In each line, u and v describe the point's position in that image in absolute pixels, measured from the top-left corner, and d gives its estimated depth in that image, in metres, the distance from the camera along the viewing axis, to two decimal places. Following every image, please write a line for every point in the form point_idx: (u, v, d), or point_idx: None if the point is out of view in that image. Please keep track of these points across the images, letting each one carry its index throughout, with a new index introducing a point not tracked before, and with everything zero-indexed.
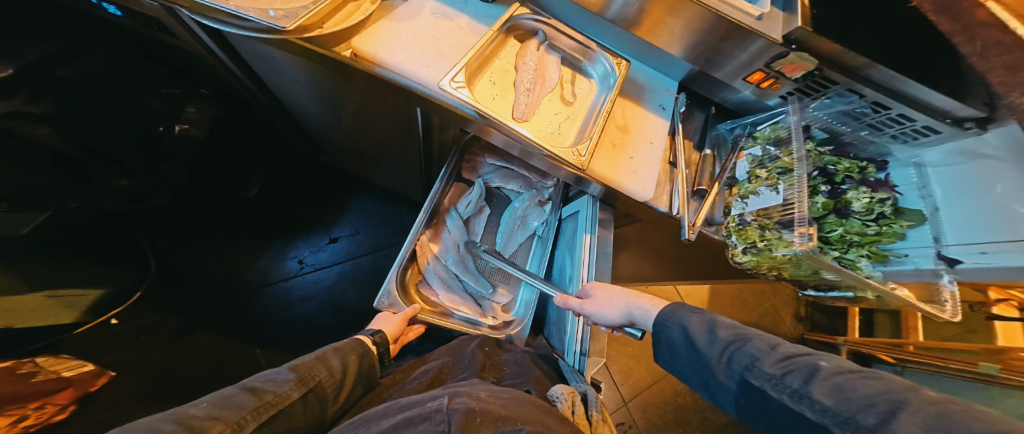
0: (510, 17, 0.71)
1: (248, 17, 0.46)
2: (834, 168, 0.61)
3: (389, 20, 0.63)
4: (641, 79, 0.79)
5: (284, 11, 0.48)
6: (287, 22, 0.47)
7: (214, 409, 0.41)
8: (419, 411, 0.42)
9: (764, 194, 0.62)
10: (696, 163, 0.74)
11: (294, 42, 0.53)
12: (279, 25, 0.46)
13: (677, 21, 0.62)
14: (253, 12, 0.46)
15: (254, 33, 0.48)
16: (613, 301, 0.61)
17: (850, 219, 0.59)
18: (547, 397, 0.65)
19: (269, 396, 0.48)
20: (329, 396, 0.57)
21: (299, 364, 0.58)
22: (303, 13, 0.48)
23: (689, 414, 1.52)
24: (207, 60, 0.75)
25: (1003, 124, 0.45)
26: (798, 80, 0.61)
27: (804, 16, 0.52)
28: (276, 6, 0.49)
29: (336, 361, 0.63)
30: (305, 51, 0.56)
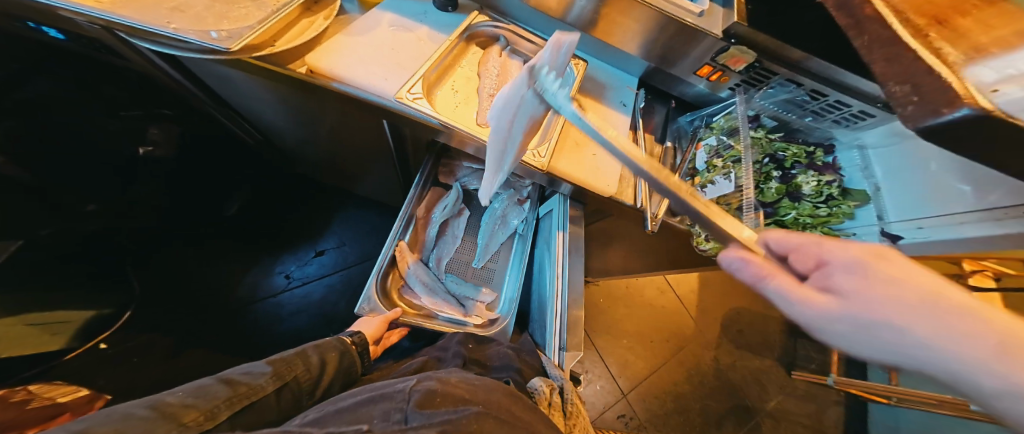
0: (468, 26, 0.73)
1: (189, 40, 0.48)
2: (783, 154, 0.63)
3: (345, 35, 0.65)
4: (602, 77, 0.81)
5: (227, 32, 0.50)
6: (230, 43, 0.49)
7: (188, 397, 0.44)
8: (385, 391, 0.44)
9: (719, 182, 0.64)
10: (659, 156, 0.77)
11: (248, 62, 0.55)
12: (221, 46, 0.48)
13: (629, 22, 0.65)
14: (194, 35, 0.48)
15: (197, 54, 0.49)
16: (873, 298, 0.28)
17: (802, 202, 0.62)
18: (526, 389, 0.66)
19: (243, 388, 0.50)
20: (304, 390, 0.59)
21: (276, 359, 0.60)
22: (247, 32, 0.51)
23: (684, 403, 1.53)
24: (161, 80, 0.78)
25: (886, 118, 0.55)
26: (743, 73, 0.63)
27: (741, 12, 0.55)
28: (223, 26, 0.52)
29: (315, 357, 0.65)
30: (259, 70, 0.58)
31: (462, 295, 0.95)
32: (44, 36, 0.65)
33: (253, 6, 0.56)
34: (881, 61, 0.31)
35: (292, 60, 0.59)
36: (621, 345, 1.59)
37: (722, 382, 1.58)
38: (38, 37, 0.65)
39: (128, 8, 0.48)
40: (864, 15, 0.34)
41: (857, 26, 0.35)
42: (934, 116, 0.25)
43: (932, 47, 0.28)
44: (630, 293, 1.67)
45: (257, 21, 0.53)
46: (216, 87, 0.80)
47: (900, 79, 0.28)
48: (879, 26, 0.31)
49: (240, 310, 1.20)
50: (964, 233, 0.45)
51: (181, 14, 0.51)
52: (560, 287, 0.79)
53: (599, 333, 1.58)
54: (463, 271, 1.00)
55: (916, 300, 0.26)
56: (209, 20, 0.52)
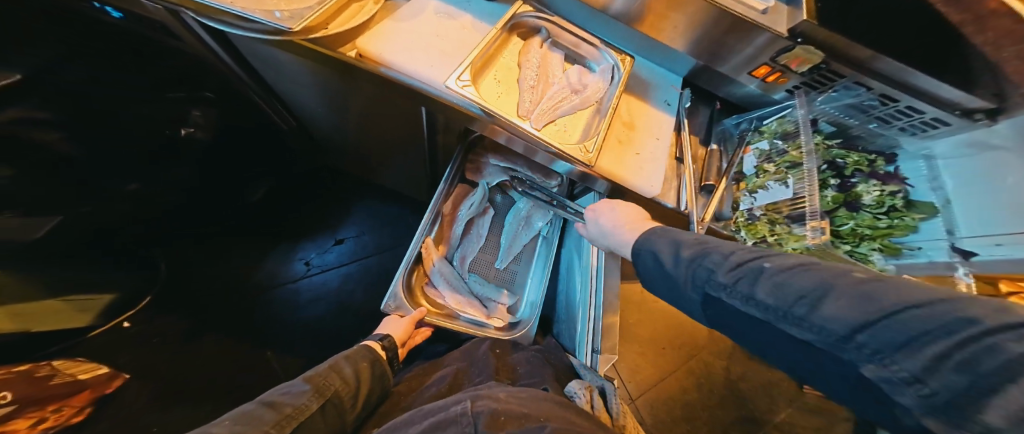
0: (513, 15, 0.70)
1: (254, 19, 0.46)
2: (842, 161, 0.60)
3: (391, 20, 0.63)
4: (646, 75, 0.79)
5: (290, 13, 0.49)
6: (293, 23, 0.47)
7: (236, 427, 0.45)
8: (444, 416, 0.44)
9: (773, 188, 0.62)
10: (703, 158, 0.74)
11: (301, 44, 0.53)
12: (285, 25, 0.47)
13: (681, 16, 0.62)
14: (258, 14, 0.46)
15: (259, 34, 0.48)
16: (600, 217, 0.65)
17: (861, 212, 0.58)
18: (564, 394, 0.65)
19: (288, 410, 0.51)
20: (346, 406, 0.58)
21: (313, 375, 0.59)
22: (309, 14, 0.49)
23: (696, 410, 1.51)
24: (211, 64, 0.73)
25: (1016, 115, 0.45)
26: (805, 74, 0.60)
27: (810, 9, 0.51)
28: (281, 6, 0.50)
29: (349, 370, 0.63)
30: (310, 53, 0.57)
31: (484, 296, 0.94)
32: (102, 15, 0.57)
33: None
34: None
35: (342, 43, 0.58)
36: (635, 348, 1.56)
37: (737, 391, 1.55)
38: (99, 17, 0.57)
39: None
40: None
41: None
42: None
43: None
44: (646, 297, 1.64)
45: (316, 2, 0.51)
46: (259, 72, 0.80)
47: None
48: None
49: (260, 297, 1.20)
50: None
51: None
52: (594, 289, 0.77)
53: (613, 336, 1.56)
54: (486, 272, 0.98)
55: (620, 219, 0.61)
56: None
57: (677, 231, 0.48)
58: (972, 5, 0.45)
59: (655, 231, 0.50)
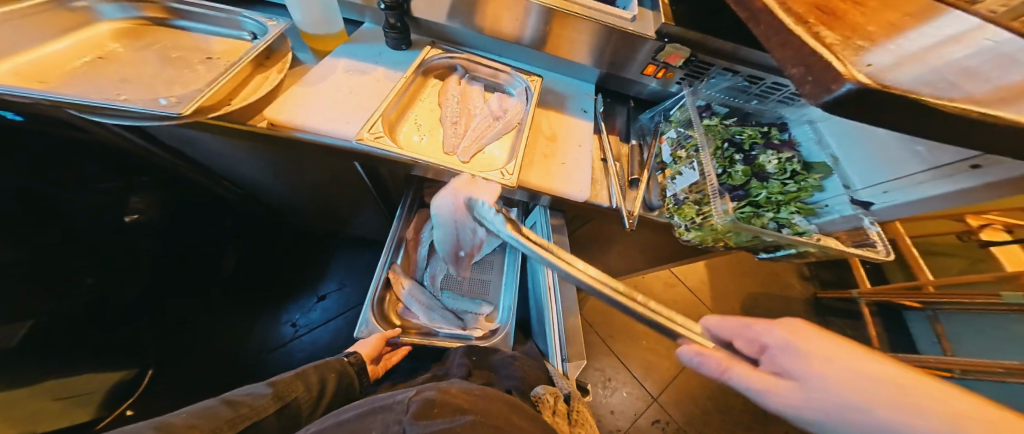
0: (422, 61, 0.77)
1: (137, 109, 0.54)
2: (740, 137, 0.64)
3: (301, 86, 0.70)
4: (561, 89, 0.84)
5: (177, 98, 0.56)
6: (181, 107, 0.55)
7: (191, 419, 0.50)
8: (385, 403, 0.48)
9: (686, 173, 0.65)
10: (626, 155, 0.77)
11: (205, 122, 0.61)
12: (173, 111, 0.54)
13: (578, 35, 0.72)
14: (142, 104, 0.54)
15: (148, 119, 0.55)
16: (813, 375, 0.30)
17: (770, 181, 0.60)
18: (530, 398, 0.65)
19: (244, 409, 0.57)
20: (304, 412, 0.65)
21: (279, 379, 0.66)
22: (198, 96, 0.57)
23: (724, 398, 1.44)
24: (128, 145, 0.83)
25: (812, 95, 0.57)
26: (684, 67, 0.68)
27: (667, 13, 0.62)
28: (176, 88, 0.69)
29: (314, 377, 0.70)
30: (220, 130, 0.64)
31: (461, 309, 0.96)
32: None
33: (201, 69, 0.73)
34: (777, 47, 0.34)
35: (252, 117, 0.65)
36: (640, 347, 1.50)
37: None
38: None
39: (80, 83, 0.64)
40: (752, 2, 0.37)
41: (755, 18, 0.37)
42: (829, 93, 0.28)
43: (813, 33, 0.31)
44: (639, 292, 1.63)
45: (206, 85, 0.59)
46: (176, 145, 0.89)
47: (794, 62, 0.31)
48: (768, 18, 0.35)
49: (253, 363, 1.22)
50: (925, 194, 0.46)
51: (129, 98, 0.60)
52: (553, 299, 0.79)
53: (614, 339, 1.51)
54: (459, 287, 1.01)
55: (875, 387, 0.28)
56: (160, 87, 0.68)
57: None
58: (747, 4, 0.38)
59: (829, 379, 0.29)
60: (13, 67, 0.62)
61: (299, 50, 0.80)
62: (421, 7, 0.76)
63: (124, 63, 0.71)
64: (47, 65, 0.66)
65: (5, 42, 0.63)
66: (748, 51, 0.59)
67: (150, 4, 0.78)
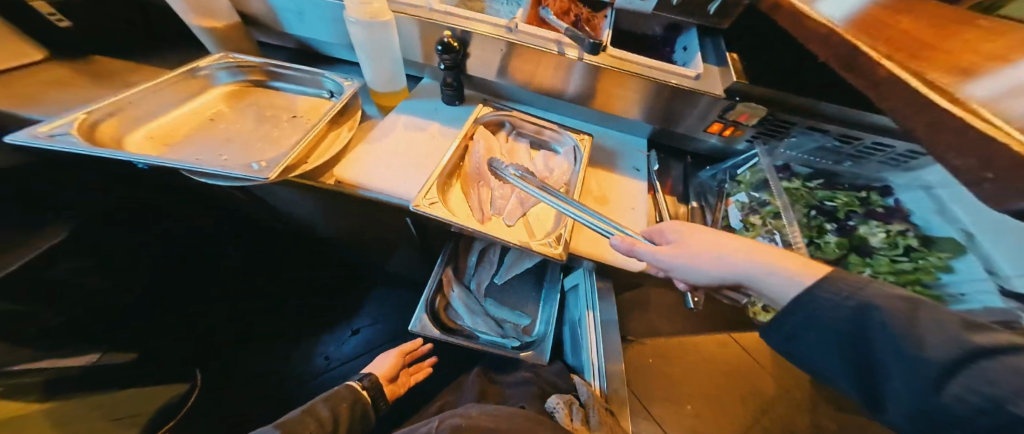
0: (476, 119, 0.78)
1: (234, 173, 0.58)
2: (831, 204, 0.57)
3: (366, 143, 0.74)
4: (610, 145, 0.81)
5: (266, 163, 0.60)
6: (269, 172, 0.58)
7: None
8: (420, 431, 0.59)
9: (763, 244, 0.57)
10: (685, 216, 0.68)
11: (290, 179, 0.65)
12: (262, 176, 0.57)
13: (629, 93, 0.69)
14: (239, 169, 0.58)
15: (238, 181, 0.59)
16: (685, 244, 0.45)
17: (875, 256, 0.51)
18: (545, 410, 0.69)
19: None
20: None
21: (285, 421, 0.63)
22: (283, 160, 0.60)
23: None
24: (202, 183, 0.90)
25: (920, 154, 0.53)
26: (756, 126, 0.62)
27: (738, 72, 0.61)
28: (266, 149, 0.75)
29: (326, 411, 0.68)
30: (300, 185, 0.69)
31: (503, 317, 0.93)
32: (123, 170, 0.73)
33: (287, 128, 0.80)
34: (922, 128, 0.28)
35: (324, 175, 0.69)
36: None
37: None
38: None
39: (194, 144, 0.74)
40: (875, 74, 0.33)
41: (883, 90, 0.32)
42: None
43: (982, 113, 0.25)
44: None
45: (291, 147, 0.63)
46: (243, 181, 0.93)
47: (960, 151, 0.24)
48: (907, 91, 0.29)
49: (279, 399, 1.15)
50: None
51: (228, 162, 0.67)
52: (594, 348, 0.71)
53: None
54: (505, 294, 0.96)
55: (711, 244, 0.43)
56: (256, 147, 0.75)
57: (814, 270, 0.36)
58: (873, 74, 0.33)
59: (977, 343, 0.25)
60: (149, 129, 0.75)
61: (367, 105, 0.87)
62: (477, 67, 0.79)
63: (227, 123, 0.81)
64: (176, 124, 0.78)
65: (149, 108, 0.76)
66: (838, 110, 0.53)
67: (254, 70, 0.88)
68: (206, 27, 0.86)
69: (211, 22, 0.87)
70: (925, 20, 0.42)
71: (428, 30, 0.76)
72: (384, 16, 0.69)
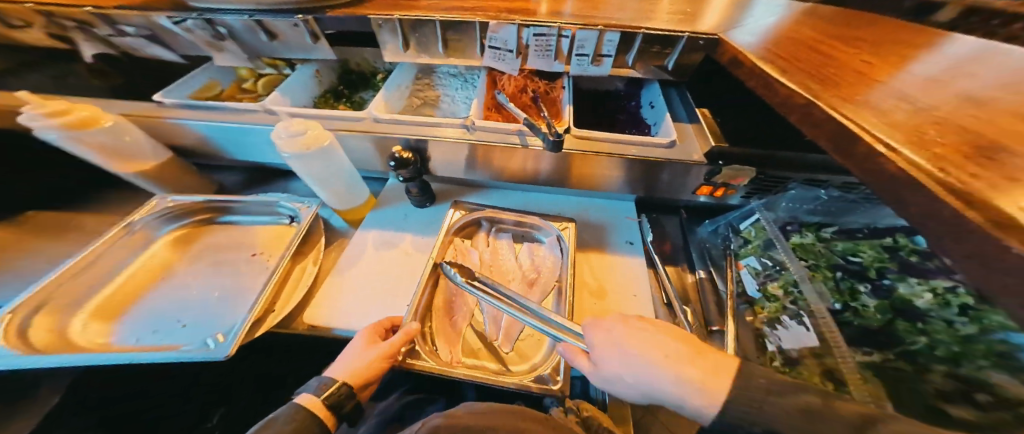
0: (452, 224, 0.74)
1: (192, 358, 0.51)
2: (858, 262, 0.53)
3: (336, 275, 0.69)
4: (599, 217, 0.81)
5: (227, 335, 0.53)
6: (230, 348, 0.51)
7: None
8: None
9: (791, 326, 0.53)
10: (695, 286, 0.67)
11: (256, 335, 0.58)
12: (222, 356, 0.50)
13: (606, 170, 0.72)
14: (197, 352, 0.51)
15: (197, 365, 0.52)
16: (603, 356, 0.40)
17: (928, 320, 0.44)
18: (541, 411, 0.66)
19: None
20: None
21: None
22: (243, 329, 0.53)
23: None
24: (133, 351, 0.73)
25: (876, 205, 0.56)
26: (748, 185, 0.65)
27: (714, 136, 0.64)
28: (229, 302, 0.68)
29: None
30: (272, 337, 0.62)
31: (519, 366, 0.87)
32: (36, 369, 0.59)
33: (245, 271, 0.73)
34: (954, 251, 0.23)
35: (293, 322, 0.62)
36: None
37: None
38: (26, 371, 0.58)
39: (143, 314, 0.66)
40: (889, 172, 0.27)
41: (888, 189, 0.28)
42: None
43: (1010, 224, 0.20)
44: None
45: (253, 304, 0.57)
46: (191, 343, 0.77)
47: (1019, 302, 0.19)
48: (919, 196, 0.25)
49: None
50: None
51: (195, 334, 0.61)
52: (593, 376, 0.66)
53: None
54: None
55: (630, 351, 0.38)
56: (216, 302, 0.68)
57: (715, 379, 0.34)
58: (872, 170, 0.29)
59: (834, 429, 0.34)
60: (87, 309, 0.64)
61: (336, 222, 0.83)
62: (441, 167, 0.81)
63: (181, 277, 0.72)
64: (123, 291, 0.68)
65: (91, 278, 0.67)
66: (808, 156, 0.57)
67: (199, 208, 0.81)
68: (134, 171, 0.77)
69: (137, 164, 0.78)
70: (886, 61, 0.45)
71: (385, 140, 0.77)
72: (322, 141, 0.66)
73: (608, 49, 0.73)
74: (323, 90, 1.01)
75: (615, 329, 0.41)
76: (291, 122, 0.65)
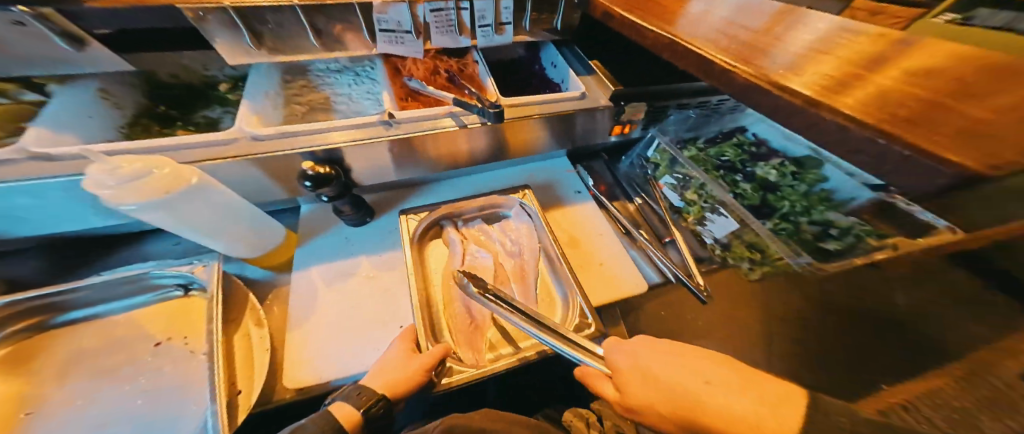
0: (414, 230, 0.69)
1: None
2: (731, 160, 0.81)
3: (295, 329, 0.58)
4: (543, 177, 0.87)
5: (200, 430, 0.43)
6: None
7: None
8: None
9: (717, 220, 0.74)
10: (636, 210, 0.81)
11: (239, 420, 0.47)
12: None
13: (535, 133, 0.76)
14: None
15: None
16: (633, 362, 0.41)
17: (781, 188, 0.75)
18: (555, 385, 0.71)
19: None
20: None
21: None
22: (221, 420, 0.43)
23: None
24: None
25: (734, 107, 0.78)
26: (643, 119, 0.79)
27: (610, 81, 0.75)
28: (170, 395, 0.51)
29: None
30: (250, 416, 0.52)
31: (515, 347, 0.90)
32: None
33: (153, 363, 0.54)
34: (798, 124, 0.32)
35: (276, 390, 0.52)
36: None
37: None
38: None
39: None
40: (740, 82, 0.35)
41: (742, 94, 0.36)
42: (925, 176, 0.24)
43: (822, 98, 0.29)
44: None
45: (210, 393, 0.45)
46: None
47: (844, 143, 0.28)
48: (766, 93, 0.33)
49: None
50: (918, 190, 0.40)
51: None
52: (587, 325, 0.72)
53: None
54: None
55: (663, 360, 0.39)
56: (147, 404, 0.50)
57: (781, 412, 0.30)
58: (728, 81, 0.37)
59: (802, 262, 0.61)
60: None
61: (247, 269, 0.67)
62: (366, 175, 0.71)
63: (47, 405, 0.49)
64: None
65: None
66: (686, 85, 0.71)
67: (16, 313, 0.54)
68: None
69: None
70: None
71: (286, 158, 0.63)
72: (186, 179, 0.49)
73: (506, 16, 0.74)
74: (133, 118, 0.74)
75: (647, 346, 0.43)
76: (117, 160, 0.44)
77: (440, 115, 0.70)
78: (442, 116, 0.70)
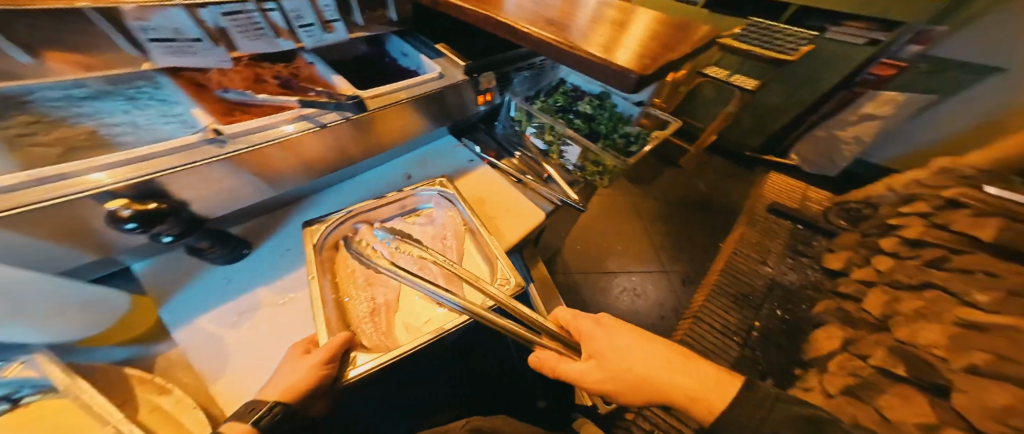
0: (314, 241, 0.68)
1: None
2: (561, 105, 1.03)
3: (209, 381, 0.54)
4: (434, 157, 0.94)
5: None
6: None
7: None
8: None
9: (568, 149, 0.93)
10: (519, 163, 0.98)
11: None
12: None
13: (410, 117, 0.80)
14: None
15: None
16: (602, 332, 0.51)
17: (596, 117, 1.01)
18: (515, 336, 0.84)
19: None
20: None
21: None
22: None
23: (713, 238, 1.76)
24: None
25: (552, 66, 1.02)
26: (495, 86, 0.93)
27: (456, 59, 0.84)
28: None
29: None
30: None
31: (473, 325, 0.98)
32: None
33: None
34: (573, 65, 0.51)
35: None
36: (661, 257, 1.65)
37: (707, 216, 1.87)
38: None
39: None
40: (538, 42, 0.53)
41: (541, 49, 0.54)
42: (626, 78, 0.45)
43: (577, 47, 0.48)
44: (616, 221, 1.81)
45: None
46: None
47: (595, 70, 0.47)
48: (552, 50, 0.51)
49: None
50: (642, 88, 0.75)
51: None
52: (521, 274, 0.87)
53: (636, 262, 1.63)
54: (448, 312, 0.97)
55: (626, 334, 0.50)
56: None
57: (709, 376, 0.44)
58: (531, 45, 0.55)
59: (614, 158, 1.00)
60: None
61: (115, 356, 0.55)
62: (210, 199, 0.59)
63: None
64: None
65: None
66: (511, 51, 0.89)
67: None
68: None
69: None
70: None
71: (74, 207, 0.45)
72: None
73: (330, 13, 0.64)
74: None
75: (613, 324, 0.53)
76: None
77: (288, 121, 0.64)
78: (291, 122, 0.64)
